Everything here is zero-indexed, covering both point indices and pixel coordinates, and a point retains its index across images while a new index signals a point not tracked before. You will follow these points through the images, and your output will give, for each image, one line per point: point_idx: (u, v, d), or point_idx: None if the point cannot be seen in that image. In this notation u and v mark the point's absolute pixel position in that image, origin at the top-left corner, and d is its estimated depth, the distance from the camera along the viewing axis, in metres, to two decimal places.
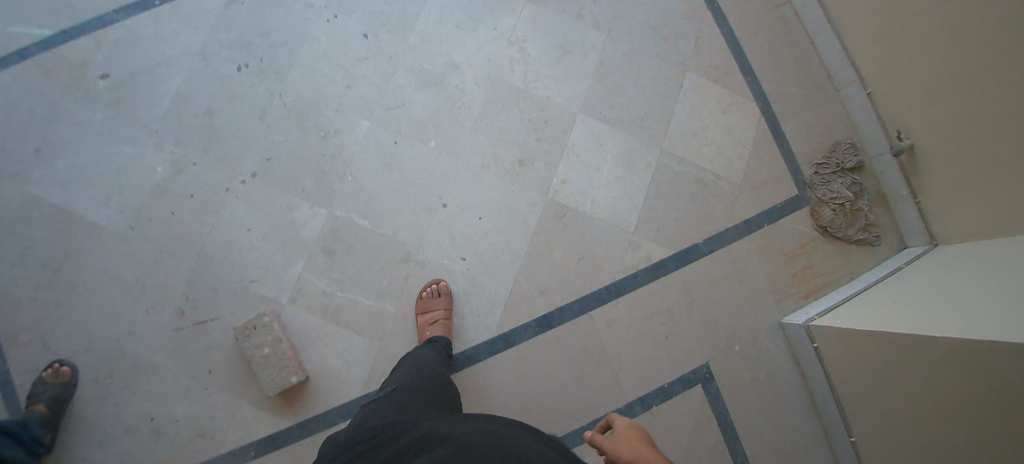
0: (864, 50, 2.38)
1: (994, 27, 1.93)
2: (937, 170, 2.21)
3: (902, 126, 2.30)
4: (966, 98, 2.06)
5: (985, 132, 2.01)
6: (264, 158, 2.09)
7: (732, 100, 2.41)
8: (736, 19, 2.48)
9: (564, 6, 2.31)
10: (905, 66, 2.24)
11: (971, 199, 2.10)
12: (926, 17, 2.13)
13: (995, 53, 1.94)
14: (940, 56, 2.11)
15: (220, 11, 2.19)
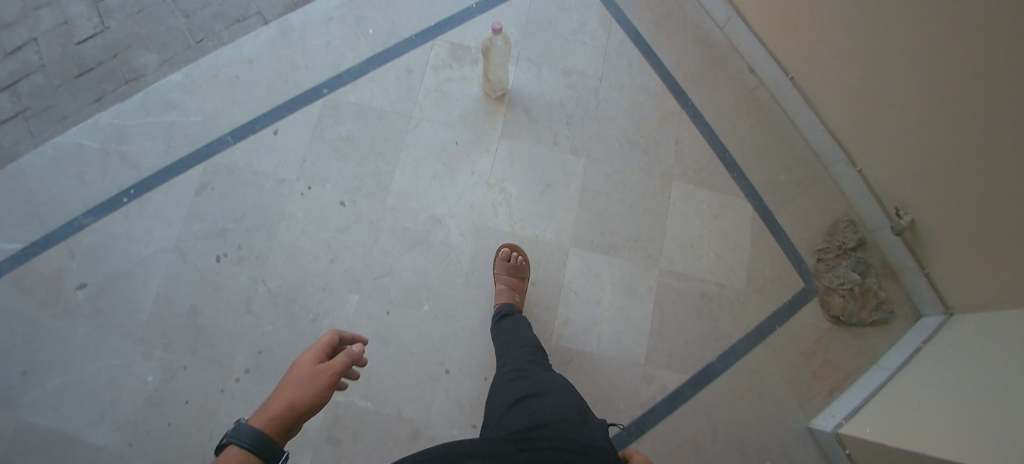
0: (818, 110, 2.37)
1: (931, 72, 1.93)
2: (920, 218, 2.17)
3: (876, 178, 2.27)
4: (927, 143, 2.04)
5: (956, 174, 1.98)
6: (255, 350, 2.03)
7: (723, 201, 2.33)
8: (712, 113, 2.43)
9: (538, 136, 2.26)
10: (871, 118, 2.19)
11: (962, 242, 2.05)
12: (866, 72, 2.13)
13: (939, 98, 1.94)
14: (889, 106, 2.11)
15: (189, 200, 2.13)
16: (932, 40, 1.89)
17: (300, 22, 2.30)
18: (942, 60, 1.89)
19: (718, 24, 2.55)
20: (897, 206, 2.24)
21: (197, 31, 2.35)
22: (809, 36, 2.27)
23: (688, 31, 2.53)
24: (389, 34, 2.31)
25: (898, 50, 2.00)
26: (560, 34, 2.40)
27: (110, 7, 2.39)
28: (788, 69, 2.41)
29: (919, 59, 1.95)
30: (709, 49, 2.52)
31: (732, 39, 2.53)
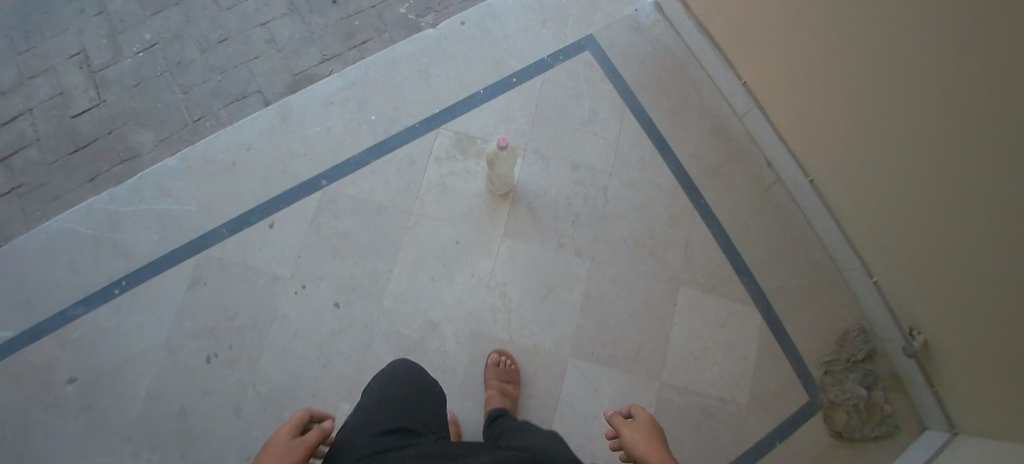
0: (806, 129, 2.16)
1: (919, 78, 1.71)
2: (920, 245, 1.93)
3: (870, 202, 2.04)
4: (921, 159, 1.80)
5: (955, 192, 1.73)
6: (243, 456, 1.94)
7: (730, 307, 2.25)
8: (724, 212, 2.33)
9: (542, 237, 2.18)
10: (860, 138, 1.96)
11: (965, 273, 1.81)
12: (852, 81, 1.91)
13: (929, 105, 1.71)
14: (875, 114, 1.88)
15: (182, 295, 2.08)
16: (916, 40, 1.67)
17: (300, 105, 2.26)
18: (930, 61, 1.66)
19: (737, 113, 2.42)
20: (895, 232, 2.00)
21: (196, 109, 2.33)
22: (793, 45, 2.08)
23: (705, 121, 2.42)
24: (392, 121, 2.24)
25: (884, 54, 1.78)
26: (571, 124, 2.32)
27: (107, 78, 2.42)
28: (775, 115, 2.26)
29: (904, 64, 1.73)
30: (725, 141, 2.41)
31: (751, 130, 2.41)
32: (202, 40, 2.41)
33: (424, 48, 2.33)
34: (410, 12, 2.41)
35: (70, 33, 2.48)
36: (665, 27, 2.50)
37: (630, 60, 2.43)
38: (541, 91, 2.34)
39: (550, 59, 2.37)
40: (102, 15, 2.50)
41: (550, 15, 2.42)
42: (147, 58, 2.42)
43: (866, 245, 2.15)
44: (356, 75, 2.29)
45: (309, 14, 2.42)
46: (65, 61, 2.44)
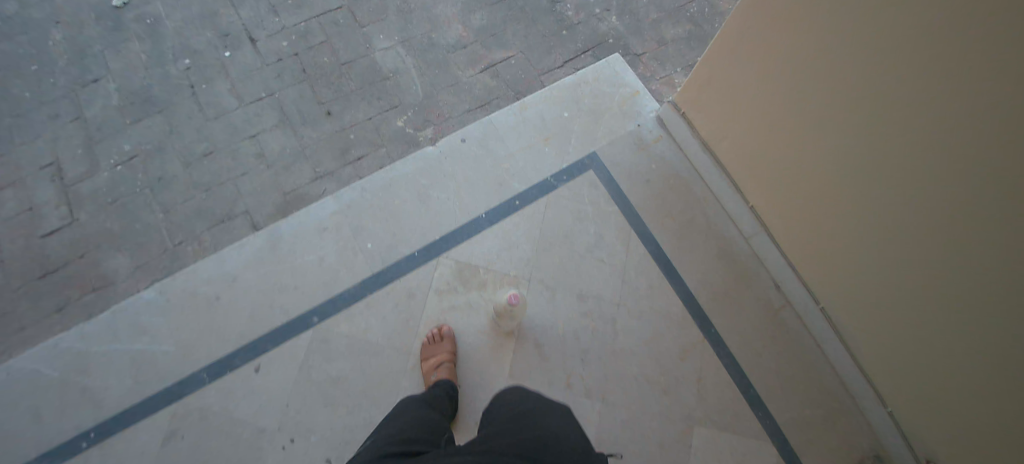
0: (789, 171, 2.00)
1: (900, 97, 1.56)
2: (918, 288, 1.73)
3: (860, 245, 1.85)
4: (913, 189, 1.62)
5: (956, 219, 1.55)
6: None
7: (748, 447, 2.08)
8: (735, 340, 2.20)
9: (550, 377, 2.05)
10: (836, 189, 1.85)
11: (973, 312, 1.60)
12: (815, 129, 1.83)
13: (912, 125, 1.56)
14: (845, 162, 1.78)
15: (155, 451, 1.88)
16: (891, 59, 1.54)
17: (290, 231, 2.13)
18: (909, 78, 1.52)
19: (744, 234, 2.32)
20: (888, 277, 1.81)
21: (177, 233, 2.17)
22: (762, 84, 1.95)
23: (712, 242, 2.31)
24: (389, 249, 2.13)
25: (844, 85, 1.70)
26: (577, 251, 2.22)
27: (80, 193, 2.23)
28: (781, 239, 2.17)
29: (883, 86, 1.59)
30: (732, 263, 2.30)
31: (759, 253, 2.30)
32: (187, 153, 2.25)
33: (422, 169, 2.22)
34: (407, 125, 2.30)
35: (43, 140, 2.30)
36: (669, 143, 2.42)
37: (634, 179, 2.35)
38: (547, 215, 2.25)
39: (554, 180, 2.29)
40: (79, 122, 2.32)
41: (553, 132, 2.34)
42: (127, 173, 2.25)
43: (857, 299, 1.96)
44: (350, 198, 2.17)
45: (302, 126, 2.28)
46: (37, 172, 2.26)
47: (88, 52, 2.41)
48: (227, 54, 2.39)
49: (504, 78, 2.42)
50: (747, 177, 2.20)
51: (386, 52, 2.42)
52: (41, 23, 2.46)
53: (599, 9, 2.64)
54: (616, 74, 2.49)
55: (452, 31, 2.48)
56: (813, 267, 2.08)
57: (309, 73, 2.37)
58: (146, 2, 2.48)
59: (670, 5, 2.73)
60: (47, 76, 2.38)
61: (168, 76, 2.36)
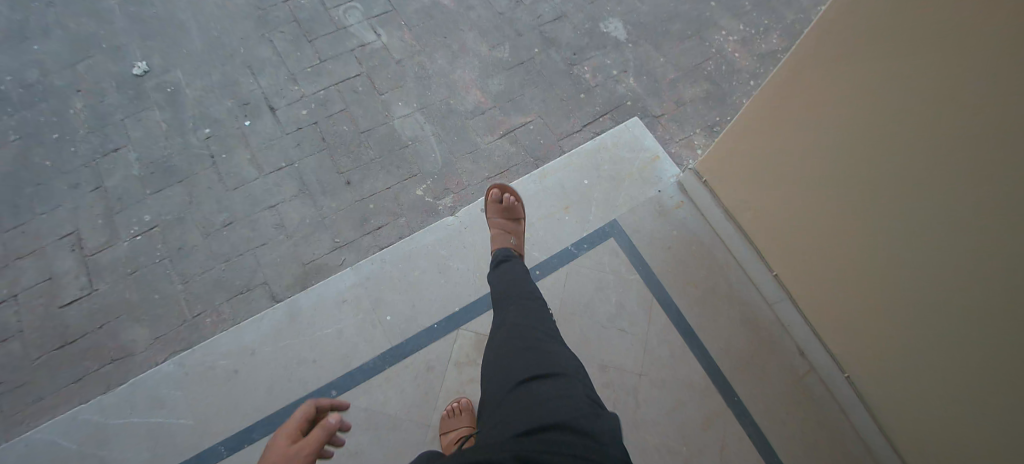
0: (800, 189, 1.91)
1: (918, 105, 1.47)
2: (939, 309, 1.63)
3: (876, 264, 1.75)
4: (934, 202, 1.53)
5: (980, 232, 1.46)
6: None
7: None
8: (758, 407, 2.09)
9: None
10: (848, 208, 1.77)
11: (998, 334, 1.49)
12: (821, 148, 1.77)
13: (932, 134, 1.47)
14: (855, 181, 1.71)
15: None
16: (907, 66, 1.46)
17: (311, 305, 2.11)
18: (927, 84, 1.43)
19: (767, 300, 2.26)
20: (905, 298, 1.70)
21: (196, 303, 2.14)
22: (770, 98, 1.86)
23: (734, 308, 2.26)
24: (409, 322, 2.09)
25: (846, 101, 1.64)
26: (597, 320, 2.20)
27: (100, 263, 2.21)
28: (805, 305, 2.11)
29: (887, 98, 1.53)
30: (755, 330, 2.22)
31: (782, 320, 2.22)
32: (206, 223, 2.25)
33: (444, 238, 2.22)
34: (428, 194, 2.33)
35: (63, 209, 2.28)
36: (691, 209, 2.41)
37: (655, 245, 2.34)
38: (567, 284, 2.24)
39: (575, 248, 2.30)
40: (99, 191, 2.31)
41: (573, 199, 2.37)
42: (146, 243, 2.23)
43: (872, 324, 1.85)
44: (371, 270, 2.16)
45: (321, 196, 2.30)
46: (56, 242, 2.23)
47: (109, 121, 2.42)
48: (246, 123, 2.42)
49: (522, 143, 2.49)
50: (757, 199, 2.11)
51: (405, 119, 2.48)
52: (62, 90, 2.47)
53: (616, 69, 2.70)
54: (635, 138, 2.52)
55: (471, 96, 2.56)
56: (827, 293, 1.98)
57: (328, 141, 2.41)
58: (166, 71, 2.52)
59: (687, 64, 2.74)
60: (67, 144, 2.38)
61: (188, 145, 2.38)
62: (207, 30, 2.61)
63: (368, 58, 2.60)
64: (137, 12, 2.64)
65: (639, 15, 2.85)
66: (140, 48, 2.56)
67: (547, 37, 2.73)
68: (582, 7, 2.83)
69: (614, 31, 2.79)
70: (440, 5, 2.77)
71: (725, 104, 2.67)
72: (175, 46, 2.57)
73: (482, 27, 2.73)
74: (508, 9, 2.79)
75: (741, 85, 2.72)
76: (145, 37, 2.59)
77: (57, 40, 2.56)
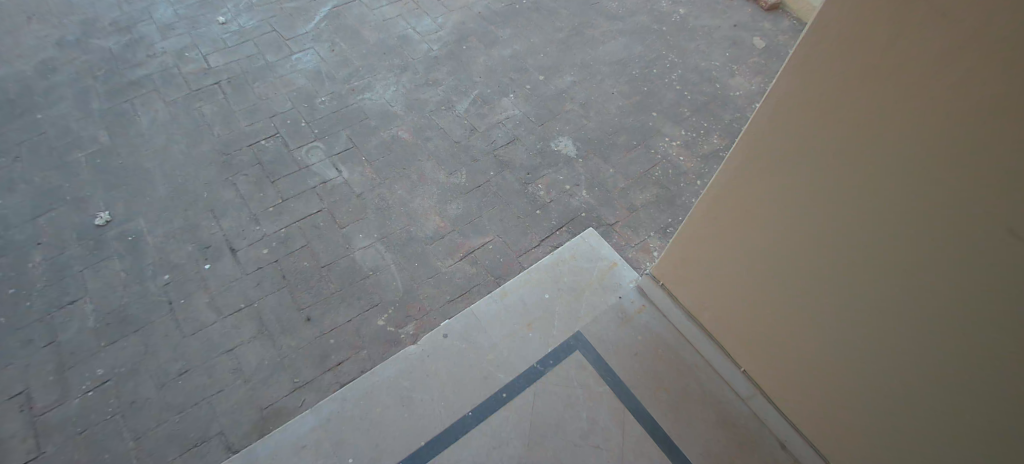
0: (765, 269, 1.85)
1: (858, 179, 1.44)
2: (919, 382, 1.53)
3: (848, 338, 1.67)
4: (893, 274, 1.48)
5: (943, 301, 1.39)
6: None
7: None
8: None
9: None
10: (811, 245, 1.66)
11: (982, 405, 1.40)
12: (775, 184, 1.68)
13: (877, 208, 1.43)
14: (813, 213, 1.60)
15: None
16: (843, 143, 1.44)
17: (267, 452, 2.00)
18: (862, 160, 1.41)
19: (740, 396, 2.18)
20: (886, 374, 1.61)
21: (148, 461, 2.00)
22: (722, 180, 1.84)
23: (710, 410, 2.15)
24: (371, 463, 1.99)
25: (788, 134, 1.56)
26: (570, 440, 2.06)
27: (48, 424, 2.05)
28: (779, 398, 2.04)
29: (827, 124, 1.45)
30: (733, 430, 2.11)
31: (758, 414, 2.13)
32: (161, 372, 2.18)
33: (406, 369, 2.20)
34: (389, 323, 2.34)
35: (14, 368, 2.16)
36: (652, 311, 2.40)
37: (622, 352, 2.27)
38: (535, 404, 2.14)
39: (541, 365, 2.23)
40: (52, 345, 2.22)
41: (536, 314, 2.36)
42: (100, 398, 2.11)
43: (852, 398, 1.75)
44: (331, 410, 2.09)
45: (281, 335, 2.29)
46: (4, 401, 2.09)
47: (68, 272, 2.40)
48: (207, 266, 2.45)
49: (483, 263, 2.53)
50: (722, 283, 2.05)
51: (366, 250, 2.53)
52: (23, 243, 2.46)
53: (570, 184, 2.82)
54: (592, 248, 2.57)
55: (430, 223, 2.63)
56: (807, 375, 1.87)
57: (289, 278, 2.43)
58: (129, 219, 2.55)
59: (635, 172, 2.88)
60: (23, 298, 2.32)
61: (146, 292, 2.37)
62: (172, 177, 2.69)
63: (330, 193, 2.70)
64: (103, 163, 2.71)
65: (587, 131, 3.03)
66: (104, 198, 2.60)
67: (501, 160, 2.87)
68: (533, 129, 3.01)
69: (564, 148, 2.95)
70: (398, 138, 2.92)
71: (680, 207, 2.76)
72: (139, 195, 2.62)
73: (439, 156, 2.87)
74: (463, 137, 2.95)
75: (689, 185, 2.84)
76: (109, 187, 2.64)
77: (19, 194, 2.59)
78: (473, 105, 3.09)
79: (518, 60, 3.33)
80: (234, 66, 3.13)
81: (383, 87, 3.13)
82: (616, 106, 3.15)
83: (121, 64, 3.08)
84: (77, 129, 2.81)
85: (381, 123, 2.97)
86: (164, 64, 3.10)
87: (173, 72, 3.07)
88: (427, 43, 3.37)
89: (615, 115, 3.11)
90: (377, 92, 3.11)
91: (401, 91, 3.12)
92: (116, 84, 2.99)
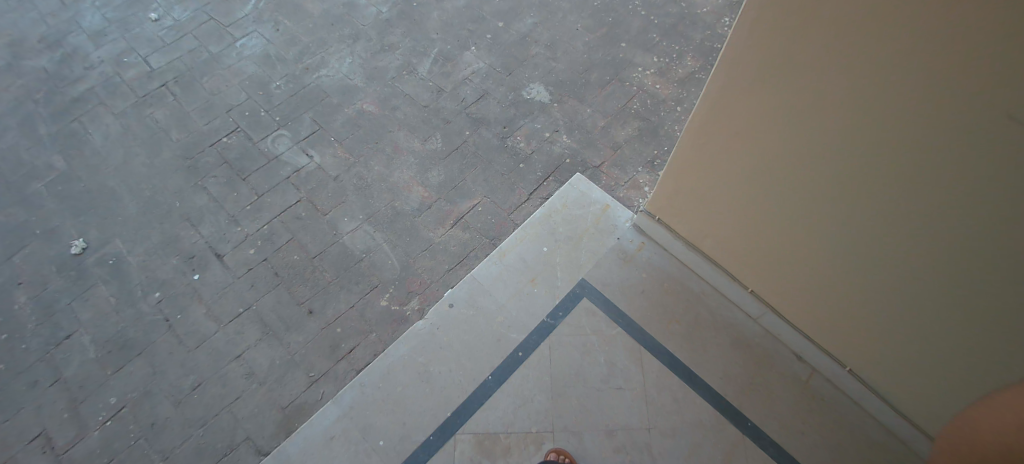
0: (761, 196, 1.83)
1: (848, 91, 1.40)
2: (922, 282, 1.55)
3: (849, 249, 1.67)
4: (890, 183, 1.45)
5: (945, 208, 1.38)
6: None
7: None
8: (772, 425, 1.97)
9: None
10: (804, 164, 1.62)
11: (985, 294, 1.43)
12: (763, 109, 1.62)
13: (870, 118, 1.39)
14: (803, 132, 1.56)
15: None
16: (830, 56, 1.38)
17: (298, 449, 2.00)
18: (849, 70, 1.37)
19: (751, 315, 2.19)
20: (890, 278, 1.62)
21: None
22: (708, 112, 1.78)
23: (725, 335, 2.17)
24: (402, 441, 1.99)
25: (771, 55, 1.50)
26: (592, 386, 2.07)
27: (73, 460, 2.04)
28: (790, 315, 2.04)
29: (812, 39, 1.39)
30: (749, 349, 2.13)
31: (772, 330, 2.15)
32: (174, 390, 2.16)
33: (417, 346, 2.18)
34: (392, 302, 2.32)
35: (25, 412, 2.13)
36: (653, 246, 2.38)
37: (629, 292, 2.27)
38: (553, 359, 2.13)
39: (551, 319, 2.22)
40: (58, 384, 2.18)
41: (538, 270, 2.33)
42: (118, 426, 2.09)
43: (858, 305, 1.76)
44: (351, 398, 2.09)
45: (286, 332, 2.27)
46: (23, 447, 2.06)
47: (56, 307, 2.33)
48: (196, 277, 2.39)
49: (475, 227, 2.49)
50: (724, 218, 2.02)
51: (355, 233, 2.48)
52: (2, 287, 2.37)
53: (549, 131, 2.74)
54: (582, 194, 2.52)
55: (414, 195, 2.57)
56: (811, 291, 1.89)
57: (283, 275, 2.39)
58: (106, 242, 2.46)
59: (612, 107, 2.80)
60: (17, 342, 2.26)
61: (140, 314, 2.31)
62: (140, 192, 2.58)
63: (305, 182, 2.61)
64: (65, 190, 2.59)
65: (556, 73, 2.93)
66: (75, 226, 2.50)
67: (475, 118, 2.78)
68: (502, 80, 2.90)
69: (536, 95, 2.85)
70: (364, 113, 2.81)
71: (663, 136, 2.71)
72: (110, 216, 2.52)
73: (410, 124, 2.77)
74: (432, 100, 2.84)
75: (670, 112, 2.77)
76: (77, 214, 2.53)
77: None
78: (435, 65, 2.96)
79: (474, 9, 3.17)
80: (178, 64, 2.96)
81: (338, 61, 2.98)
82: (583, 42, 3.03)
83: (59, 82, 2.90)
84: (29, 159, 2.66)
85: (344, 99, 2.85)
86: (104, 75, 2.92)
87: (116, 81, 2.90)
88: (376, 7, 3.19)
89: (583, 51, 3.00)
90: (333, 67, 2.96)
91: (358, 62, 2.98)
92: (60, 104, 2.83)
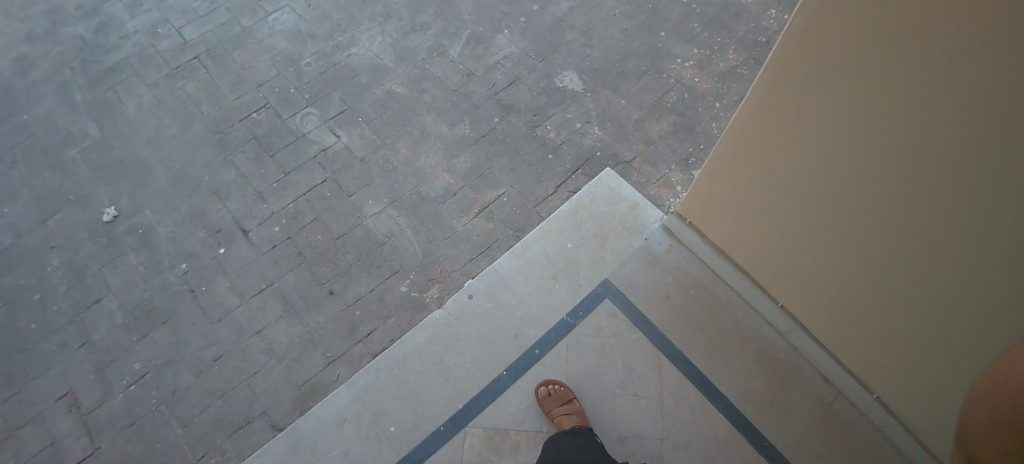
0: (791, 209, 1.75)
1: (885, 108, 1.32)
2: (954, 310, 1.46)
3: (879, 271, 1.59)
4: (927, 206, 1.37)
5: (983, 236, 1.29)
6: None
7: None
8: (786, 444, 1.92)
9: None
10: (837, 180, 1.54)
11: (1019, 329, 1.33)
12: (796, 121, 1.55)
13: (907, 137, 1.31)
14: (838, 148, 1.49)
15: None
16: (867, 71, 1.31)
17: (311, 428, 2.03)
18: (887, 87, 1.29)
19: (777, 329, 2.11)
20: (921, 304, 1.53)
21: (198, 445, 2.05)
22: (740, 120, 1.72)
23: (748, 347, 2.10)
24: (413, 429, 2.00)
25: (805, 66, 1.43)
26: (607, 390, 2.04)
27: (98, 422, 2.10)
28: (817, 332, 1.96)
29: (849, 52, 1.32)
30: (771, 363, 2.06)
31: (798, 346, 2.07)
32: (196, 361, 2.20)
33: (434, 335, 2.17)
34: (412, 289, 2.31)
35: (54, 371, 2.20)
36: (682, 250, 2.31)
37: (652, 296, 2.22)
38: (569, 359, 2.10)
39: (570, 317, 2.18)
40: (86, 346, 2.24)
41: (560, 266, 2.29)
42: (140, 392, 2.15)
43: (886, 329, 1.68)
44: (366, 382, 2.10)
45: (306, 312, 2.28)
46: (51, 404, 2.14)
47: (86, 272, 2.39)
48: (221, 250, 2.42)
49: (499, 218, 2.45)
50: (749, 227, 1.95)
51: (379, 216, 2.47)
52: (37, 249, 2.43)
53: (580, 122, 2.67)
54: (611, 191, 2.45)
55: (440, 181, 2.54)
56: (837, 310, 1.81)
57: (306, 254, 2.40)
58: (136, 211, 2.51)
59: (648, 100, 2.71)
60: (49, 304, 2.32)
61: (166, 284, 2.36)
62: (171, 163, 2.61)
63: (332, 161, 2.60)
64: (100, 156, 2.63)
65: (591, 62, 2.83)
66: (108, 193, 2.55)
67: (505, 105, 2.72)
68: (534, 67, 2.83)
69: (569, 84, 2.77)
70: (393, 94, 2.77)
71: (699, 133, 2.61)
72: (141, 186, 2.56)
73: (439, 108, 2.73)
74: (461, 84, 2.78)
75: (708, 109, 2.66)
76: (109, 182, 2.57)
77: (23, 200, 2.54)
78: (466, 48, 2.90)
79: None
80: (211, 37, 2.95)
81: (369, 40, 2.94)
82: (621, 30, 2.92)
83: (95, 50, 2.93)
84: (66, 126, 2.71)
85: (373, 79, 2.82)
86: (139, 45, 2.94)
87: (150, 52, 2.91)
88: None
89: (620, 40, 2.89)
90: (363, 46, 2.92)
91: (388, 42, 2.93)
92: (95, 72, 2.86)
